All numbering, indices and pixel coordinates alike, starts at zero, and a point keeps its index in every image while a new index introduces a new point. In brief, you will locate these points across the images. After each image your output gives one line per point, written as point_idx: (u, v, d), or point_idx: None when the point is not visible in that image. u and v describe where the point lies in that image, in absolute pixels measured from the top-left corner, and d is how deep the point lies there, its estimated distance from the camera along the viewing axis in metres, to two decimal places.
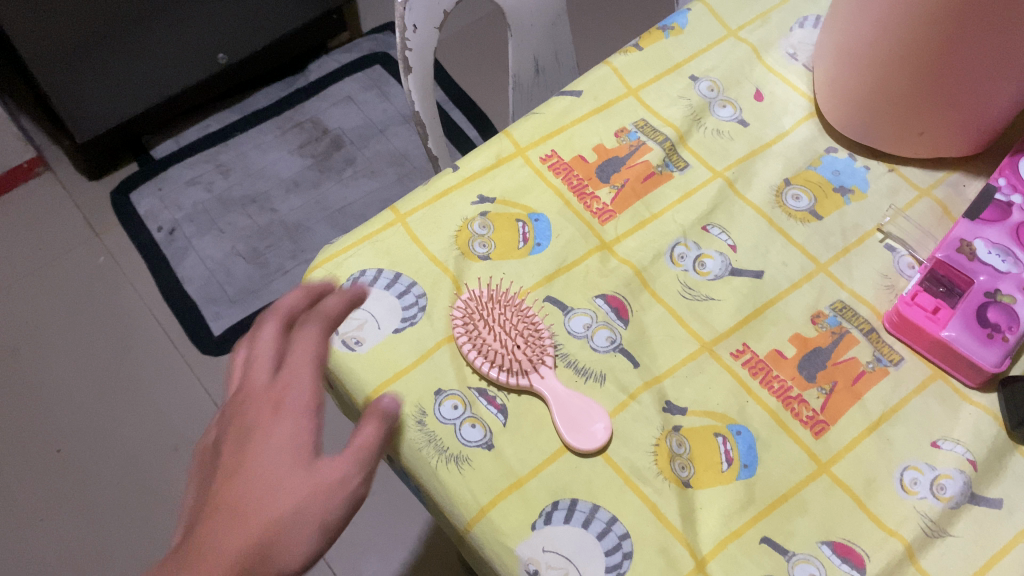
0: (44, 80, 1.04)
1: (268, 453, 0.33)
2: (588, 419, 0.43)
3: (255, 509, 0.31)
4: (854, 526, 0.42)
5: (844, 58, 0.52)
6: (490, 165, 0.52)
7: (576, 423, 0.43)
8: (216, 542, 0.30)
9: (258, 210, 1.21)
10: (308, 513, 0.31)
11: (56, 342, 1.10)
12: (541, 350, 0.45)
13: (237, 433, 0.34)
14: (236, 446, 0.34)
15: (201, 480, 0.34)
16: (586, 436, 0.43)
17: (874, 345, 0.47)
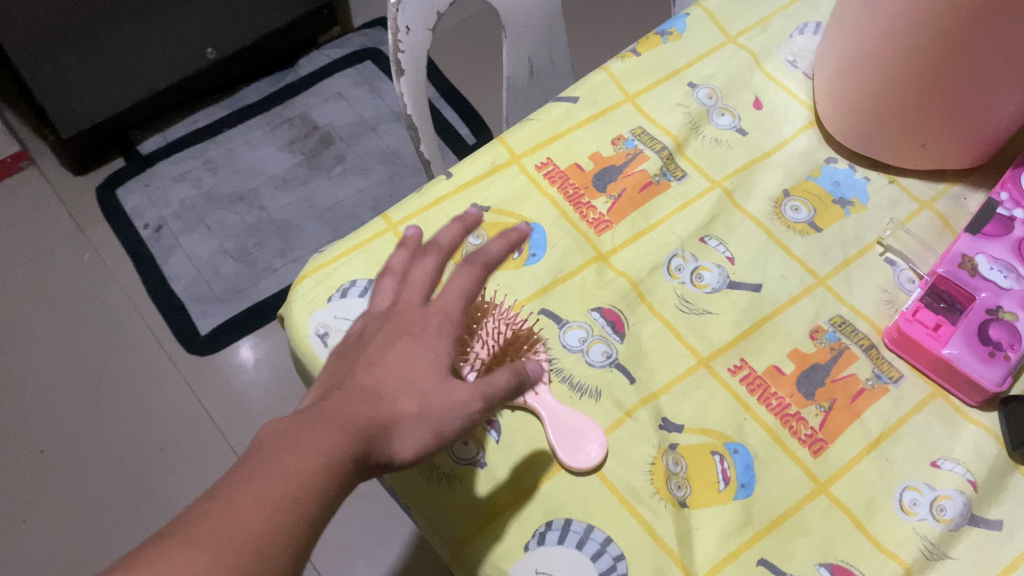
0: (28, 74, 1.02)
1: (404, 360, 0.34)
2: (584, 437, 0.42)
3: (388, 398, 0.32)
4: (853, 548, 0.41)
5: (846, 68, 0.51)
6: (484, 173, 0.51)
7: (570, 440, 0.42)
8: (351, 407, 0.30)
9: (246, 207, 1.19)
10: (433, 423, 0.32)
11: (40, 339, 1.08)
12: (535, 365, 0.44)
13: (377, 335, 0.35)
14: (375, 346, 0.34)
15: (332, 368, 0.34)
16: (582, 455, 0.42)
17: (874, 362, 0.47)
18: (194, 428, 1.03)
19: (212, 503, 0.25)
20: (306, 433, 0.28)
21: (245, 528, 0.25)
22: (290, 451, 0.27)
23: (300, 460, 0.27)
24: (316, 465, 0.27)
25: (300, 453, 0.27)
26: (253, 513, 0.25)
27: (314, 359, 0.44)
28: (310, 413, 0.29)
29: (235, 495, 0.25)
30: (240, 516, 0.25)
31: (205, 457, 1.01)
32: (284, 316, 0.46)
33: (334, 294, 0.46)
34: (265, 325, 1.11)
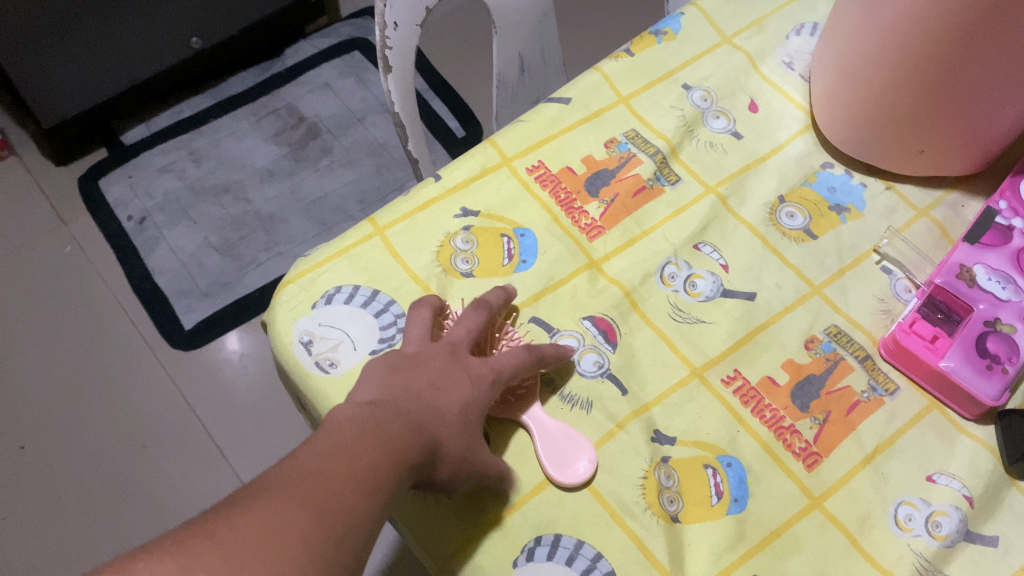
0: (6, 62, 1.00)
1: (460, 402, 0.37)
2: (572, 452, 0.41)
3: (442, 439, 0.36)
4: (846, 566, 0.40)
5: (844, 73, 0.50)
6: (474, 177, 0.50)
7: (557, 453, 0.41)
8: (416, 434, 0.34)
9: (231, 200, 1.18)
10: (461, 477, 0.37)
11: (20, 333, 1.06)
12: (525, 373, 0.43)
13: (433, 364, 0.38)
14: (434, 373, 0.37)
15: (385, 379, 0.36)
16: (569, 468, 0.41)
17: (869, 373, 0.46)
18: (177, 425, 1.02)
19: (305, 479, 0.29)
20: (381, 446, 0.32)
21: (334, 511, 0.29)
22: (367, 461, 0.31)
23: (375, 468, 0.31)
24: (384, 475, 0.32)
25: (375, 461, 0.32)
26: (339, 498, 0.29)
27: (298, 368, 0.43)
28: (382, 425, 0.33)
29: (323, 475, 0.30)
30: (330, 498, 0.29)
31: (188, 455, 1.00)
32: (267, 323, 0.45)
33: (319, 300, 0.45)
34: (250, 320, 1.09)
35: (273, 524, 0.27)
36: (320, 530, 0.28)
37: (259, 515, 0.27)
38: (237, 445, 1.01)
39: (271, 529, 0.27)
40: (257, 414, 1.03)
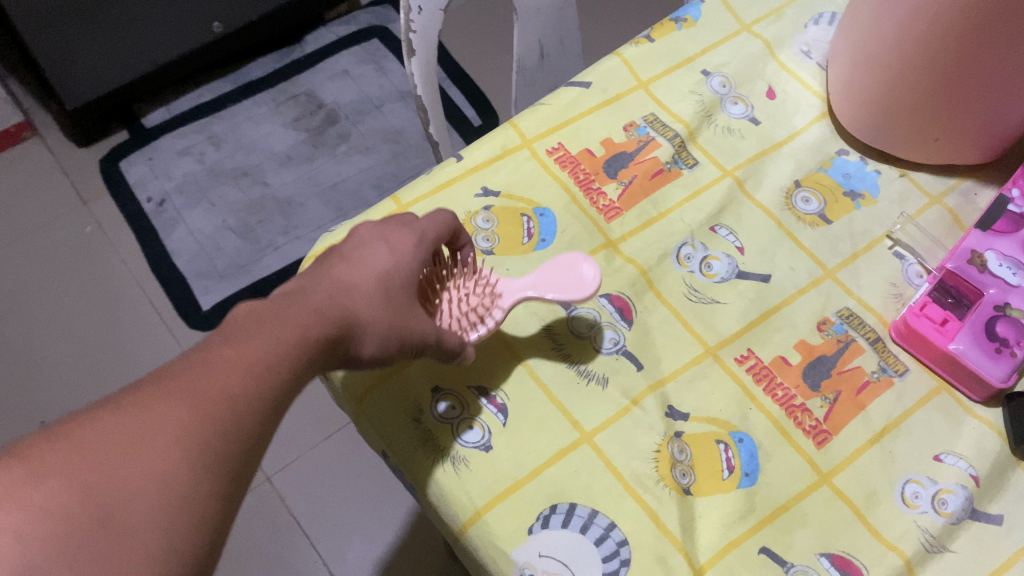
0: (32, 42, 1.01)
1: (378, 266, 0.38)
2: (565, 276, 0.44)
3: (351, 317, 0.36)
4: (853, 539, 0.41)
5: (860, 60, 0.50)
6: (494, 157, 0.51)
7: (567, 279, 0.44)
8: (318, 316, 0.34)
9: (250, 183, 1.19)
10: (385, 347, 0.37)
11: (41, 311, 1.08)
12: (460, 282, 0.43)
13: (357, 238, 0.40)
14: (354, 248, 0.39)
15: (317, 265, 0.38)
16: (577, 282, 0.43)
17: (880, 355, 0.47)
18: None
19: (180, 383, 0.29)
20: (273, 337, 0.32)
21: (214, 408, 0.28)
22: (254, 354, 0.31)
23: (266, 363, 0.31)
24: (276, 366, 0.31)
25: (267, 355, 0.31)
26: (222, 395, 0.29)
27: None
28: (272, 317, 0.33)
29: (207, 370, 0.30)
30: (210, 397, 0.29)
31: None
32: None
33: None
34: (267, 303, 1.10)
35: (149, 429, 0.27)
36: (202, 433, 0.28)
37: (129, 422, 0.27)
38: None
39: (149, 435, 0.27)
40: None
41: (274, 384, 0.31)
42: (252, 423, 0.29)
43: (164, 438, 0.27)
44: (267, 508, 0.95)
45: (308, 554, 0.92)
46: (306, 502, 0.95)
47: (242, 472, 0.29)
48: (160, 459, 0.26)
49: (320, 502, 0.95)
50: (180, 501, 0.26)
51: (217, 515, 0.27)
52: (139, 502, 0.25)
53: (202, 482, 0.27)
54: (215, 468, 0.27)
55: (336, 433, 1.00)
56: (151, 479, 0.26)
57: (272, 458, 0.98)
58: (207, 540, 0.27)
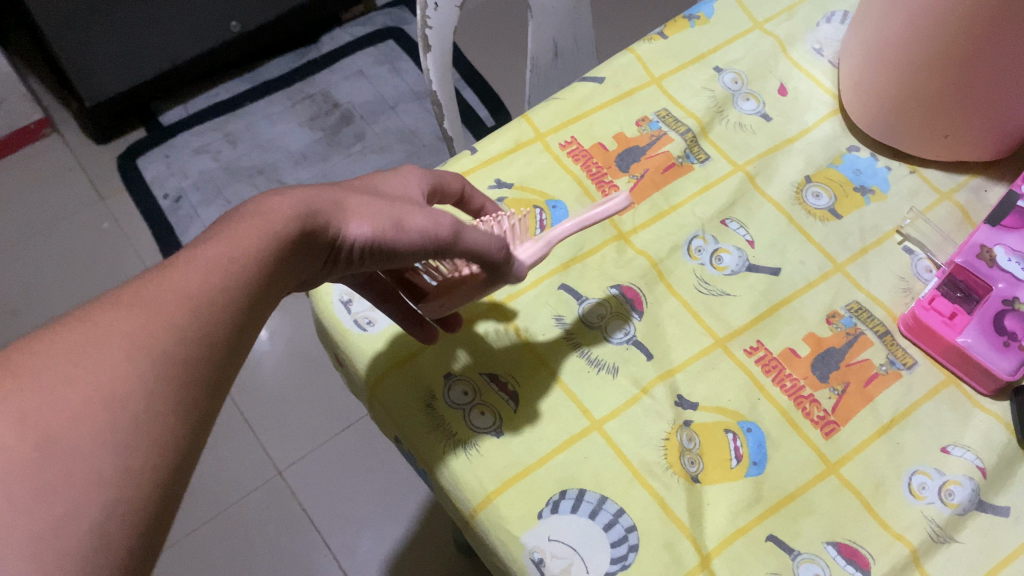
0: (54, 39, 1.03)
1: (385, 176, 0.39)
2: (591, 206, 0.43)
3: (327, 204, 0.34)
4: (861, 528, 0.41)
5: (871, 56, 0.51)
6: (508, 150, 0.52)
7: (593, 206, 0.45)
8: (290, 201, 0.32)
9: (265, 181, 1.20)
10: (379, 232, 0.34)
11: (57, 305, 1.09)
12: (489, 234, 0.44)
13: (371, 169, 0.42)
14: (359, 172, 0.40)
15: None
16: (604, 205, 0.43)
17: (888, 348, 0.47)
18: None
19: (131, 293, 0.28)
20: (232, 236, 0.30)
21: (166, 312, 0.27)
22: (210, 255, 0.29)
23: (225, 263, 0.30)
24: (239, 266, 0.30)
25: (224, 252, 0.30)
26: (177, 296, 0.28)
27: (336, 325, 0.47)
28: (234, 217, 0.31)
29: (170, 278, 0.28)
30: (159, 301, 0.27)
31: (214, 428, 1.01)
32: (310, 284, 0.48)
33: None
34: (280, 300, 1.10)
35: (95, 340, 0.26)
36: (156, 339, 0.27)
37: (78, 332, 0.26)
38: (263, 418, 1.01)
39: (94, 345, 0.25)
40: (283, 389, 1.03)
41: (235, 285, 0.29)
42: (214, 327, 0.28)
43: (111, 346, 0.26)
44: (279, 502, 0.95)
45: (318, 548, 0.93)
46: (317, 497, 0.96)
47: (209, 379, 0.28)
48: (110, 368, 0.25)
49: (331, 497, 0.96)
50: (134, 411, 0.25)
51: (183, 427, 0.26)
52: (88, 417, 0.24)
53: (158, 390, 0.26)
54: (173, 375, 0.26)
55: (347, 429, 1.01)
56: (100, 389, 0.25)
57: (283, 452, 0.99)
58: (177, 454, 0.26)
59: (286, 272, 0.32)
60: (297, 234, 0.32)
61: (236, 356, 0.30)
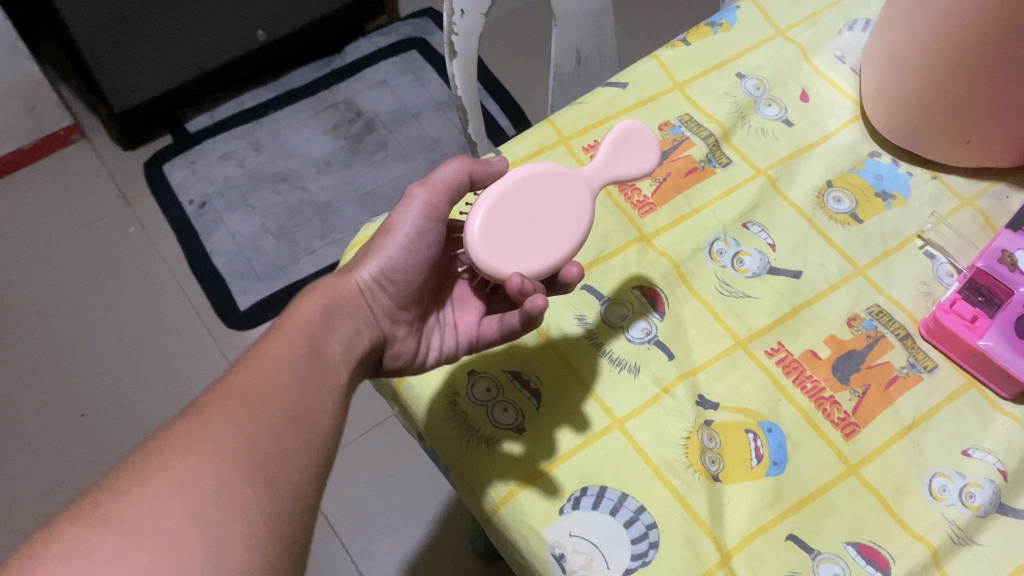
0: (84, 45, 1.05)
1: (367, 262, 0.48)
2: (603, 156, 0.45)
3: (335, 277, 0.44)
4: (880, 529, 0.42)
5: (893, 62, 0.52)
6: (532, 153, 0.53)
7: (635, 151, 0.45)
8: (313, 293, 0.43)
9: (289, 187, 1.21)
10: (380, 255, 0.44)
11: (83, 307, 1.10)
12: None
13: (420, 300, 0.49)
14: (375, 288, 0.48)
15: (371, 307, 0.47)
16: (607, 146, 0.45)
17: (909, 351, 0.48)
18: None
19: (196, 408, 0.34)
20: (273, 335, 0.38)
21: (220, 411, 0.34)
22: (255, 351, 0.37)
23: (265, 365, 0.36)
24: (282, 359, 0.37)
25: (264, 352, 0.37)
26: (227, 398, 0.34)
27: None
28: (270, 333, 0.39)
29: (223, 390, 0.35)
30: (214, 407, 0.34)
31: None
32: None
33: None
34: None
35: (170, 447, 0.32)
36: (216, 432, 0.33)
37: (157, 445, 0.32)
38: None
39: (171, 451, 0.32)
40: None
41: (285, 362, 0.37)
42: (271, 411, 0.34)
43: (184, 449, 0.32)
44: None
45: (336, 551, 0.93)
46: (336, 501, 0.97)
47: (274, 448, 0.33)
48: (179, 464, 0.31)
49: (350, 501, 0.97)
50: (208, 484, 0.31)
51: (256, 489, 0.32)
52: (170, 508, 0.30)
53: (225, 467, 0.32)
54: (236, 451, 0.32)
55: (366, 433, 1.02)
56: (180, 476, 0.31)
57: None
58: (253, 514, 0.31)
59: (346, 330, 0.42)
60: (329, 308, 0.42)
61: (301, 424, 0.35)
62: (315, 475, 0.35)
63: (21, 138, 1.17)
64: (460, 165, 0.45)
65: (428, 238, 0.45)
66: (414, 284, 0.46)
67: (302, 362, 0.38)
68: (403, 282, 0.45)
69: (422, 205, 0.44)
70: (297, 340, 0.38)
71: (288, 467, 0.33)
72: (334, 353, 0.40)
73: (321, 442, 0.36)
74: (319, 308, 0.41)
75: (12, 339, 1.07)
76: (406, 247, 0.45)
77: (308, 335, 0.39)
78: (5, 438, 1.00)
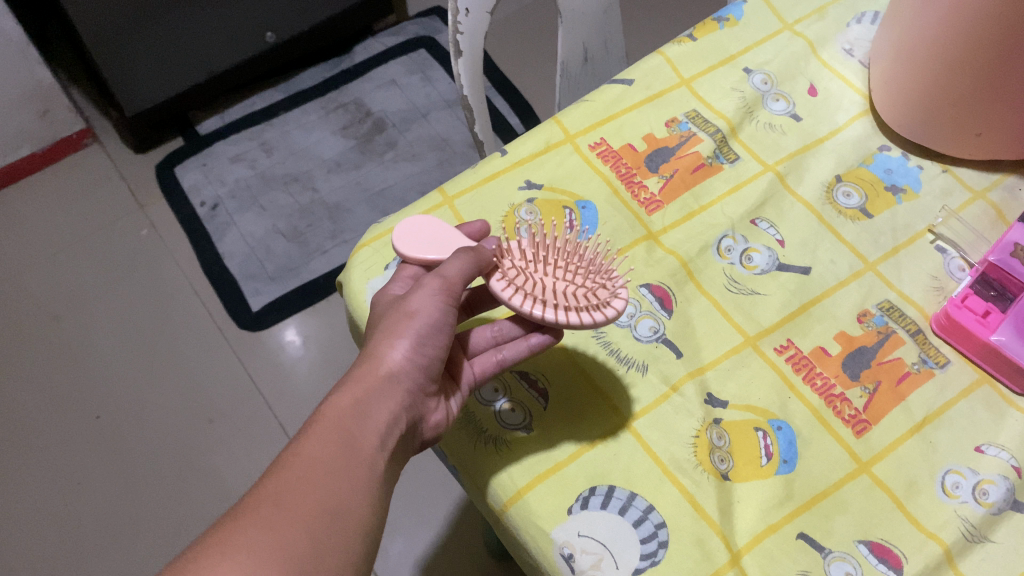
0: (95, 50, 1.05)
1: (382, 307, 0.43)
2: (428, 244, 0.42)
3: (363, 364, 0.39)
4: (892, 527, 0.41)
5: (903, 55, 0.51)
6: (538, 151, 0.52)
7: (419, 238, 0.42)
8: (344, 386, 0.38)
9: (299, 188, 1.21)
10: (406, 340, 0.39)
11: (98, 310, 1.11)
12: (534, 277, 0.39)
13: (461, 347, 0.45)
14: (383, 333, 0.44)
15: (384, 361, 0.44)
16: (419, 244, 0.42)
17: (921, 347, 0.47)
18: (242, 401, 1.05)
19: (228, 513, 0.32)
20: (304, 434, 0.35)
21: (255, 513, 0.31)
22: (286, 454, 0.34)
23: (301, 460, 0.34)
24: (319, 458, 0.34)
25: (298, 449, 0.35)
26: (262, 499, 0.32)
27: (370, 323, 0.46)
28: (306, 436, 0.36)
29: (255, 490, 0.33)
30: (249, 507, 0.32)
31: (249, 430, 1.03)
32: (344, 282, 0.49)
33: (391, 263, 0.48)
34: (312, 306, 1.12)
35: (202, 557, 0.30)
36: (254, 534, 0.31)
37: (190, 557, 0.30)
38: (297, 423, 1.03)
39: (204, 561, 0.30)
40: (317, 395, 1.05)
41: (321, 466, 0.34)
42: (304, 508, 0.32)
43: (215, 558, 0.30)
44: None
45: None
46: None
47: (312, 553, 0.31)
48: (215, 571, 0.29)
49: None
50: None
51: None
52: None
53: (262, 574, 0.30)
54: (272, 556, 0.30)
55: None
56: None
57: None
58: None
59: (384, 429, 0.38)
60: (362, 408, 0.37)
61: (339, 521, 0.33)
62: (352, 568, 0.33)
63: (34, 142, 1.18)
64: (472, 254, 0.39)
65: (450, 318, 0.41)
66: (441, 358, 0.41)
67: (338, 454, 0.35)
68: (432, 360, 0.40)
69: (444, 288, 0.40)
70: (330, 437, 0.35)
71: (326, 567, 0.32)
72: (370, 445, 0.36)
73: (359, 540, 0.34)
74: (350, 403, 0.37)
75: (26, 342, 1.08)
76: (429, 331, 0.40)
77: (345, 434, 0.36)
78: (23, 439, 1.01)
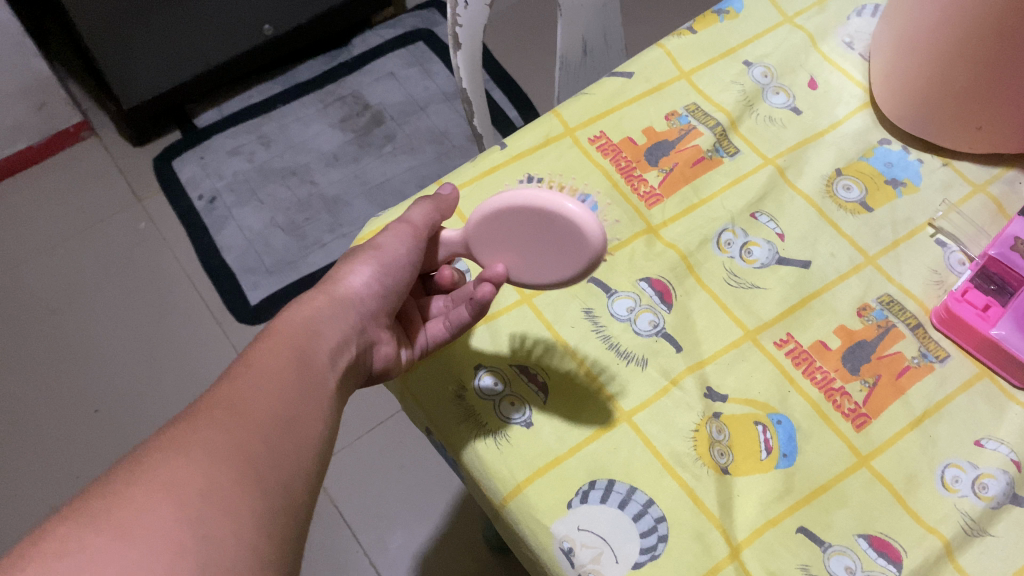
0: (92, 42, 1.05)
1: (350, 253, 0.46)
2: None
3: (322, 288, 0.42)
4: (892, 521, 0.41)
5: (904, 47, 0.51)
6: (537, 145, 0.52)
7: None
8: (304, 305, 0.41)
9: (298, 181, 1.21)
10: (366, 266, 0.42)
11: (96, 304, 1.11)
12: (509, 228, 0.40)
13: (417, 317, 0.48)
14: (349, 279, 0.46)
15: None
16: None
17: (921, 341, 0.47)
18: None
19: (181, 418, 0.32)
20: (256, 347, 0.36)
21: (207, 417, 0.31)
22: (237, 366, 0.35)
23: (253, 371, 0.34)
24: (270, 371, 0.35)
25: (249, 362, 0.35)
26: (214, 405, 0.32)
27: None
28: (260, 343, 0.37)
29: (206, 399, 0.33)
30: (199, 412, 0.32)
31: None
32: None
33: None
34: None
35: (157, 452, 0.29)
36: (206, 434, 0.30)
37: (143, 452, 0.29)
38: None
39: (159, 454, 0.29)
40: None
41: (272, 375, 0.35)
42: (257, 416, 0.32)
43: (170, 453, 0.29)
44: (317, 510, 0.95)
45: (349, 543, 0.93)
46: (350, 495, 0.96)
47: (265, 453, 0.31)
48: (170, 464, 0.29)
49: (362, 496, 0.97)
50: (200, 484, 0.28)
51: (249, 490, 0.30)
52: (156, 503, 0.27)
53: (216, 467, 0.29)
54: (228, 454, 0.30)
55: (379, 427, 1.02)
56: (168, 477, 0.28)
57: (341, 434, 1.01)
58: (245, 515, 0.29)
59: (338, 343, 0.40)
60: (317, 322, 0.39)
61: (292, 431, 0.33)
62: (306, 477, 0.33)
63: (31, 135, 1.17)
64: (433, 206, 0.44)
65: (416, 259, 0.43)
66: (397, 296, 0.44)
67: (289, 369, 0.35)
68: (388, 292, 0.43)
69: (413, 232, 0.43)
70: (282, 351, 0.36)
71: (280, 471, 0.32)
72: (321, 359, 0.38)
73: (313, 449, 0.34)
74: (304, 320, 0.39)
75: (23, 337, 1.08)
76: (391, 264, 0.42)
77: (296, 347, 0.37)
78: (21, 434, 1.01)
